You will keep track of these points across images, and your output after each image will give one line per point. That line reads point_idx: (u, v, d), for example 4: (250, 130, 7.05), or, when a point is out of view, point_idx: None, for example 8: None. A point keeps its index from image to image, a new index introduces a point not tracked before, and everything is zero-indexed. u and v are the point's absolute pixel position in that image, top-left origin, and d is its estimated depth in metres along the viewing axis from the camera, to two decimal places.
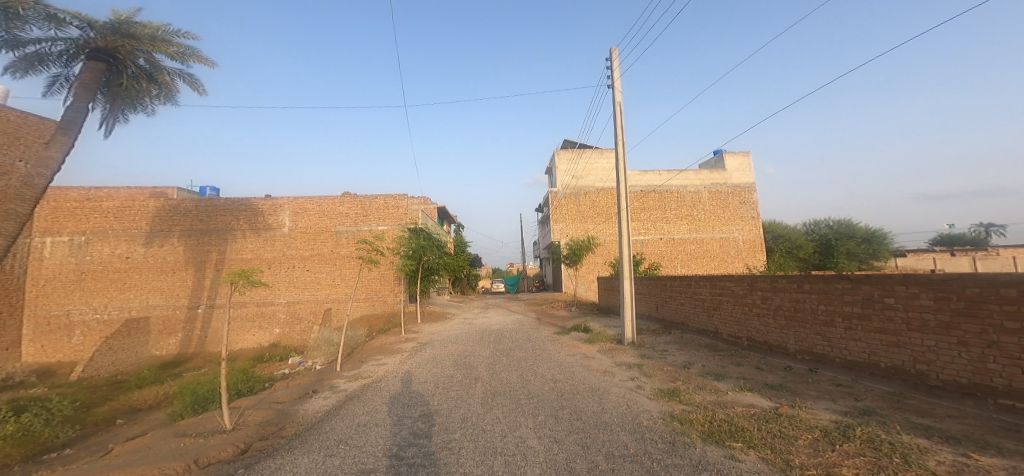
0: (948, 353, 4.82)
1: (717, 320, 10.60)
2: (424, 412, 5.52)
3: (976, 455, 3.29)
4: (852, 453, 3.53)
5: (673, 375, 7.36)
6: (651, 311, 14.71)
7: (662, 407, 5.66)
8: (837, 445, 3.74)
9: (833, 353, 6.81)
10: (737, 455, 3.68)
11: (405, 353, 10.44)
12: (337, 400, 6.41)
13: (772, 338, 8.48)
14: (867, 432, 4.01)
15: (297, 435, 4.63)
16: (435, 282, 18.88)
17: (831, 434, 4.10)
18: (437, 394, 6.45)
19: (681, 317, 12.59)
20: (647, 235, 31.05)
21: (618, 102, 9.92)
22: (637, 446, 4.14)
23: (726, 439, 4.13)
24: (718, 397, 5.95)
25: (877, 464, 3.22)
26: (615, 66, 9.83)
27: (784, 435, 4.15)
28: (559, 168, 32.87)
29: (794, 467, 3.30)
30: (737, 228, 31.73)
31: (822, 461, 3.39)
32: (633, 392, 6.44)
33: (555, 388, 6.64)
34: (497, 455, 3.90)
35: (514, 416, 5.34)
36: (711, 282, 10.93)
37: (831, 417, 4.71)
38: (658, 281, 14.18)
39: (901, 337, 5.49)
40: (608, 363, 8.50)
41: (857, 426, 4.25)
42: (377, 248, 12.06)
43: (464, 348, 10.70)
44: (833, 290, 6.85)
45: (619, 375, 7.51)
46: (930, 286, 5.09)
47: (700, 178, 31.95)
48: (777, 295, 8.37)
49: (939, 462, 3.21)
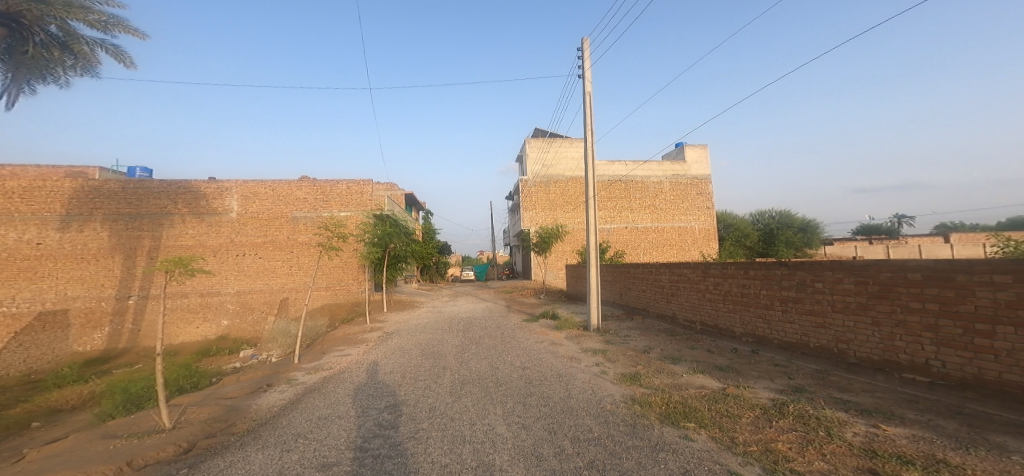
0: (865, 332, 5.33)
1: (675, 305, 11.11)
2: (390, 402, 5.38)
3: (883, 425, 3.68)
4: (785, 428, 3.84)
5: (634, 360, 7.66)
6: (616, 298, 15.18)
7: (624, 390, 5.88)
8: (774, 422, 4.05)
9: (772, 335, 7.35)
10: (690, 435, 3.88)
11: (369, 343, 10.16)
12: (297, 392, 6.15)
13: (722, 322, 9.02)
14: (797, 408, 4.38)
15: (249, 431, 4.35)
16: (402, 270, 18.35)
17: (769, 411, 4.43)
18: (404, 384, 6.29)
19: (643, 303, 13.08)
20: (613, 223, 32.02)
21: (587, 93, 9.92)
22: (601, 429, 4.27)
23: (682, 420, 4.34)
24: (674, 380, 6.26)
25: (806, 438, 3.52)
26: (587, 56, 9.79)
27: (730, 414, 4.44)
28: (530, 156, 32.98)
29: (738, 444, 3.53)
30: (694, 217, 33.18)
31: (762, 437, 3.65)
32: (598, 377, 6.64)
33: (524, 375, 6.70)
34: (466, 443, 3.88)
35: (483, 403, 5.36)
36: (670, 269, 11.41)
37: (769, 395, 5.10)
38: (622, 269, 14.62)
39: (827, 318, 6.03)
40: (575, 349, 8.70)
41: (790, 402, 4.63)
42: (339, 235, 11.48)
43: (432, 336, 10.53)
44: (774, 276, 7.37)
45: (585, 361, 7.70)
46: (853, 270, 5.58)
47: (663, 169, 33.12)
48: (726, 281, 8.88)
49: (854, 433, 3.56)
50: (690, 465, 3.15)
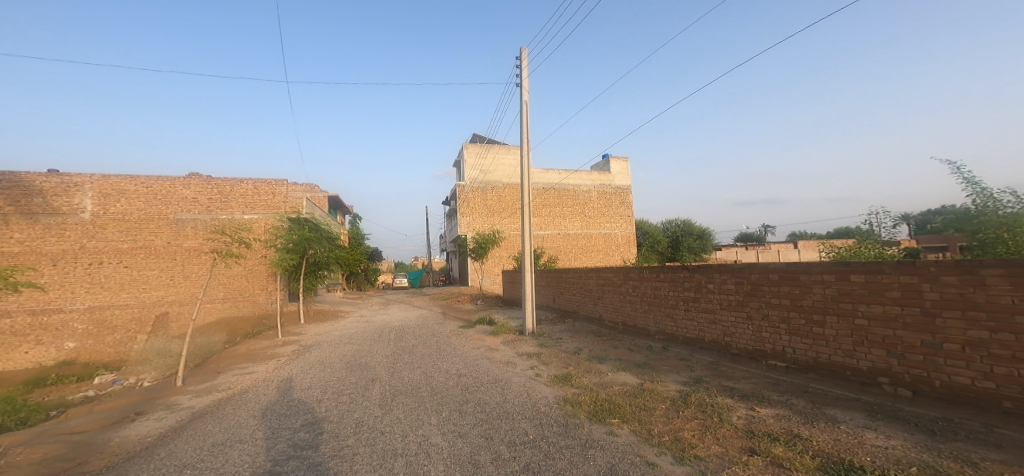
0: (743, 326, 6.20)
1: (601, 307, 11.74)
2: (308, 421, 4.83)
3: (757, 407, 4.32)
4: (690, 417, 4.27)
5: (566, 361, 7.90)
6: (550, 302, 15.58)
7: (557, 392, 6.03)
8: (681, 412, 4.47)
9: (678, 332, 8.13)
10: (615, 430, 4.10)
11: (282, 358, 9.10)
12: (181, 419, 5.19)
13: (639, 322, 9.73)
14: (697, 397, 4.90)
15: (110, 468, 3.54)
16: (322, 278, 16.74)
17: (676, 402, 4.87)
18: (325, 400, 5.69)
19: (573, 306, 13.62)
20: (546, 230, 33.06)
21: (525, 102, 10.16)
22: (536, 431, 4.30)
23: (607, 416, 4.57)
24: (600, 378, 6.58)
25: (705, 425, 3.97)
26: (525, 65, 10.01)
27: (646, 407, 4.79)
28: (468, 161, 32.51)
29: (654, 435, 3.85)
30: (618, 225, 35.50)
31: (673, 427, 4.02)
32: (533, 380, 6.71)
33: (459, 382, 6.50)
34: (397, 456, 3.63)
35: (416, 414, 5.05)
36: (597, 273, 12.03)
37: (676, 387, 5.62)
38: (555, 273, 15.09)
39: (716, 315, 6.86)
40: (510, 354, 8.71)
41: (692, 393, 5.16)
42: (239, 241, 9.97)
43: (358, 347, 9.79)
44: (677, 278, 8.16)
45: (520, 365, 7.73)
46: (733, 273, 6.44)
47: (591, 179, 35.06)
48: (641, 284, 9.62)
49: (738, 417, 4.13)
50: (616, 459, 3.34)
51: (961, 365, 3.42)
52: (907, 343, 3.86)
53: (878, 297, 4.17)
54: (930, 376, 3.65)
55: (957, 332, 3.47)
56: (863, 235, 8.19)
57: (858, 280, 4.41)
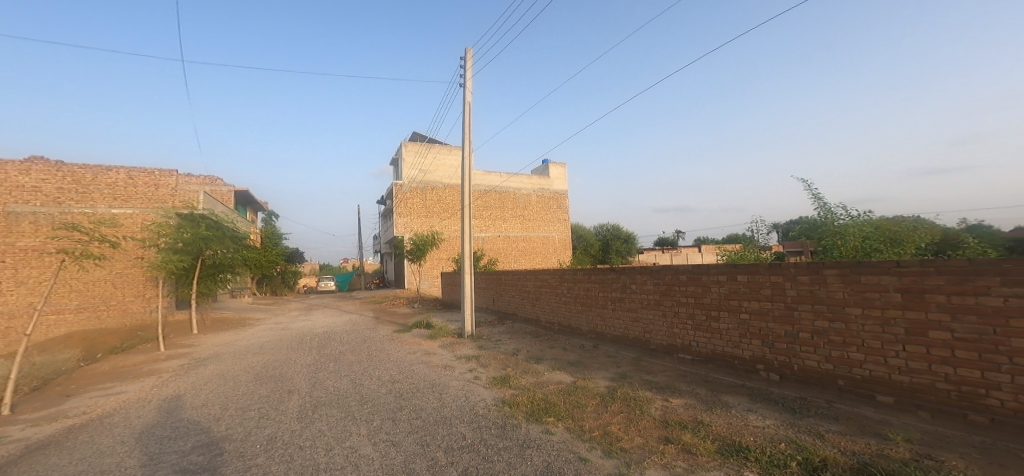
0: (659, 323, 6.68)
1: (539, 309, 11.92)
2: (201, 442, 4.17)
3: (671, 398, 4.70)
4: (616, 411, 4.49)
5: (505, 362, 7.86)
6: (489, 304, 15.50)
7: (496, 393, 5.96)
8: (609, 406, 4.68)
9: (607, 330, 8.51)
10: (550, 429, 4.14)
11: (162, 375, 7.80)
12: (6, 456, 4.16)
13: (573, 322, 10.04)
14: (624, 391, 5.17)
15: None
16: (218, 282, 14.67)
17: (604, 398, 5.09)
18: (226, 418, 4.99)
19: (512, 307, 13.68)
20: (486, 232, 32.97)
21: (468, 103, 10.00)
22: (474, 435, 4.19)
23: (543, 415, 4.60)
24: (537, 378, 6.66)
25: (630, 417, 4.20)
26: (469, 66, 9.87)
27: (579, 404, 4.93)
28: (406, 160, 31.40)
29: (587, 431, 3.95)
30: (556, 228, 36.51)
31: (603, 422, 4.17)
32: (471, 383, 6.56)
33: (392, 389, 6.12)
34: (318, 472, 3.28)
35: (342, 424, 4.62)
36: (535, 275, 12.18)
37: (605, 383, 5.88)
38: (494, 276, 15.05)
39: (638, 313, 7.30)
40: (449, 357, 8.45)
41: (619, 387, 5.43)
42: (102, 239, 8.05)
43: (271, 358, 8.83)
44: (606, 279, 8.53)
45: (459, 369, 7.53)
46: (652, 274, 6.87)
47: (532, 182, 35.74)
48: (575, 285, 9.93)
49: (657, 408, 4.45)
50: (551, 457, 3.36)
51: (811, 350, 4.17)
52: (777, 333, 4.57)
53: (756, 294, 4.86)
54: (789, 362, 4.42)
55: (808, 321, 4.21)
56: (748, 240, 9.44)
57: (742, 280, 5.07)
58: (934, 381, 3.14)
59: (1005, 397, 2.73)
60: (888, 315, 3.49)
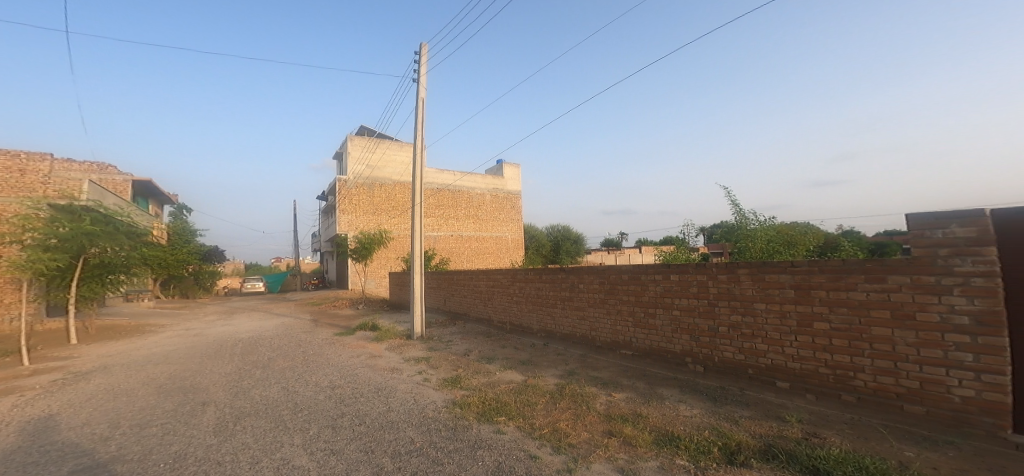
0: (603, 321, 6.95)
1: (491, 308, 11.89)
2: (86, 464, 3.59)
3: (613, 392, 4.91)
4: (564, 407, 4.60)
5: (456, 363, 7.75)
6: (440, 304, 15.22)
7: (446, 395, 5.85)
8: (558, 403, 4.78)
9: (556, 329, 8.70)
10: (501, 428, 4.14)
11: (24, 394, 6.49)
12: None
13: (525, 321, 10.14)
14: (571, 388, 5.31)
15: None
16: (111, 286, 12.67)
17: (553, 395, 5.19)
18: (115, 438, 4.26)
19: (464, 308, 13.54)
20: (438, 231, 32.38)
21: (422, 99, 9.73)
22: (423, 438, 4.07)
23: (495, 415, 4.58)
24: (488, 378, 6.63)
25: (577, 413, 4.32)
26: (423, 62, 9.61)
27: (529, 402, 4.98)
28: (351, 154, 30.02)
29: (537, 428, 4.00)
30: (510, 229, 36.73)
31: (553, 419, 4.25)
32: (420, 385, 6.38)
33: (332, 395, 5.77)
34: None
35: (273, 435, 4.23)
36: (487, 275, 12.12)
37: (554, 380, 6.00)
38: (446, 276, 14.81)
39: (585, 311, 7.53)
40: (396, 360, 8.16)
41: (567, 384, 5.56)
42: None
43: (189, 366, 7.95)
44: (556, 279, 8.69)
45: (407, 371, 7.30)
46: (599, 274, 7.11)
47: (485, 182, 35.65)
48: (526, 285, 10.03)
49: (601, 402, 4.63)
50: (502, 456, 3.35)
51: (727, 342, 4.63)
52: (700, 328, 4.98)
53: (684, 292, 5.22)
54: (711, 354, 4.84)
55: (726, 316, 4.65)
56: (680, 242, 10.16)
57: (674, 278, 5.39)
58: (818, 366, 3.73)
59: (866, 379, 3.37)
60: (784, 308, 4.04)
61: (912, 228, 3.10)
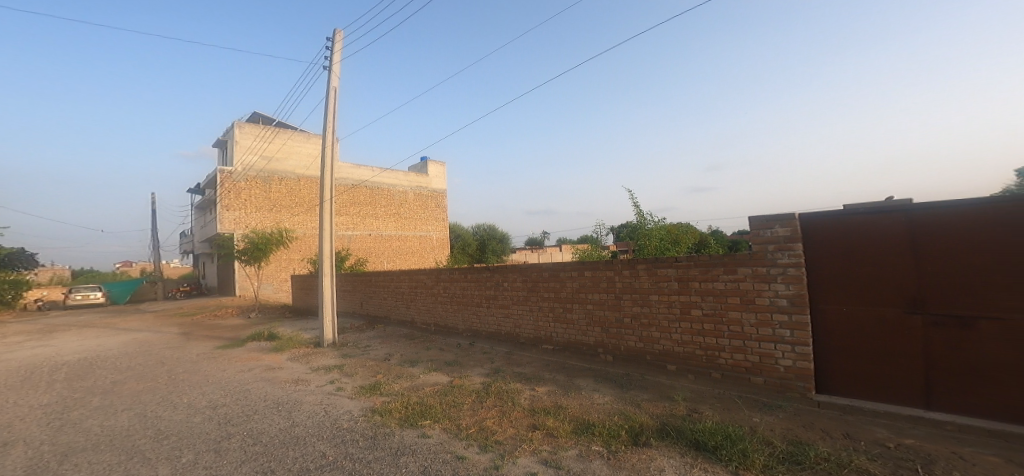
0: (526, 317, 7.13)
1: (413, 310, 11.50)
2: None
3: (536, 386, 5.06)
4: (491, 405, 4.62)
5: (374, 369, 7.35)
6: (356, 308, 14.32)
7: (363, 403, 5.51)
8: (485, 402, 4.78)
9: (482, 327, 8.71)
10: (426, 432, 4.03)
11: None
12: None
13: (450, 321, 9.99)
14: (497, 385, 5.35)
15: None
16: None
17: (480, 394, 5.19)
18: None
19: (383, 311, 12.91)
20: (354, 230, 30.48)
21: (333, 88, 9.04)
22: (336, 450, 3.79)
23: (419, 419, 4.43)
24: (411, 382, 6.40)
25: (502, 410, 4.37)
26: (336, 49, 8.94)
27: (456, 403, 4.91)
28: (240, 144, 26.72)
29: (463, 428, 3.97)
30: (434, 228, 35.90)
31: (479, 418, 4.24)
32: (333, 395, 5.93)
33: (213, 415, 5.04)
34: None
35: (122, 471, 3.53)
36: (409, 275, 11.67)
37: (480, 379, 6.00)
38: (362, 277, 13.98)
39: (509, 308, 7.64)
40: (301, 371, 7.47)
41: (493, 382, 5.60)
42: None
43: (14, 397, 6.33)
44: (481, 279, 8.68)
45: (316, 381, 6.73)
46: (522, 272, 7.25)
47: (408, 179, 34.34)
48: (451, 284, 9.86)
49: (526, 397, 4.74)
50: (427, 461, 3.25)
51: (630, 332, 5.05)
52: (609, 319, 5.36)
53: (597, 287, 5.57)
54: (618, 343, 5.23)
55: (629, 307, 5.07)
56: (592, 240, 10.93)
57: (588, 275, 5.74)
58: (695, 349, 4.29)
59: (726, 357, 3.99)
60: (671, 298, 4.54)
61: (753, 227, 3.75)
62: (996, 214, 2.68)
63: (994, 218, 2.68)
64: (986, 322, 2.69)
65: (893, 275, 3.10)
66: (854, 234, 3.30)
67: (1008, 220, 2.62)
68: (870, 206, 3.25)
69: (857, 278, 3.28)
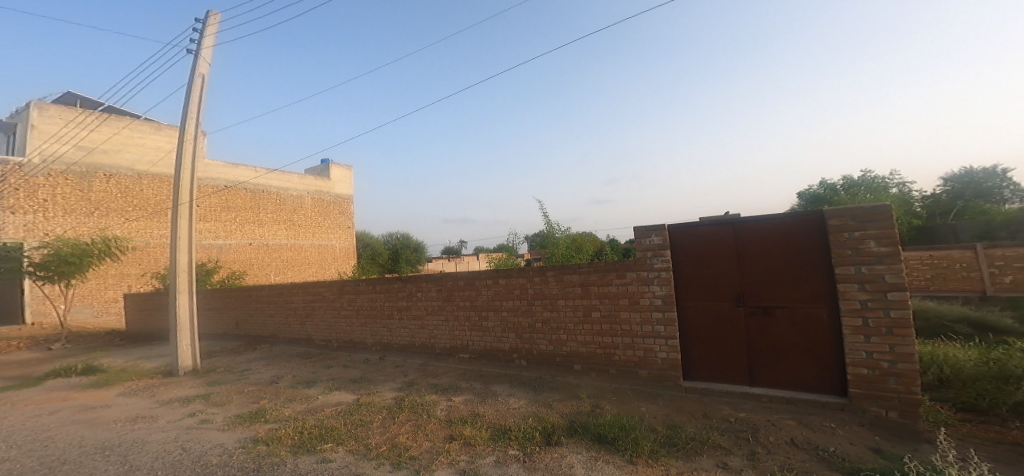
0: (442, 327, 6.89)
1: (309, 327, 10.36)
2: None
3: (453, 397, 4.88)
4: (404, 421, 4.30)
5: (256, 395, 6.40)
6: (231, 328, 12.46)
7: (241, 434, 4.71)
8: (397, 418, 4.44)
9: (394, 340, 8.19)
10: (327, 456, 3.58)
11: None
12: None
13: (355, 336, 9.19)
14: (411, 399, 5.03)
15: None
16: None
17: (391, 410, 4.81)
18: None
19: (270, 329, 11.42)
20: (229, 239, 25.88)
21: (201, 75, 7.86)
22: None
23: (317, 444, 3.92)
24: (308, 404, 5.70)
25: (417, 424, 4.10)
26: (209, 31, 7.80)
27: (364, 422, 4.46)
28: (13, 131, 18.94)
29: (371, 448, 3.63)
30: (335, 236, 33.28)
31: (391, 435, 3.91)
32: (193, 429, 4.98)
33: None
34: None
35: None
36: (304, 288, 10.48)
37: (392, 394, 5.58)
38: (239, 293, 12.21)
39: (424, 319, 7.31)
40: (142, 406, 6.13)
41: (406, 396, 5.25)
42: None
43: None
44: (392, 289, 8.13)
45: (168, 416, 5.61)
46: (436, 281, 6.98)
47: (305, 183, 31.21)
48: (358, 297, 9.06)
49: (441, 409, 4.53)
50: None
51: (541, 336, 5.17)
52: (522, 325, 5.44)
53: (511, 294, 5.59)
54: (531, 347, 5.33)
55: (540, 312, 5.19)
56: (507, 248, 11.15)
57: (502, 282, 5.72)
58: (596, 348, 4.55)
59: (620, 353, 4.30)
60: (577, 302, 4.75)
61: (636, 235, 4.10)
62: (785, 224, 3.41)
63: (784, 227, 3.42)
64: (783, 310, 3.39)
65: (724, 275, 3.73)
66: (699, 242, 3.86)
67: (790, 229, 3.39)
68: (707, 218, 3.85)
69: (702, 278, 3.83)
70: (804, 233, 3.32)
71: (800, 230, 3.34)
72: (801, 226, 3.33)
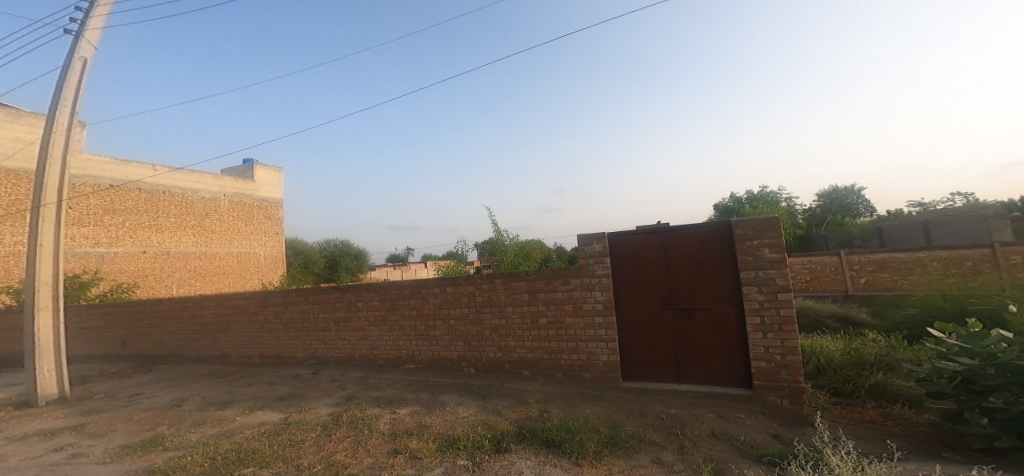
0: (385, 338, 6.47)
1: (225, 343, 9.24)
2: None
3: (397, 409, 4.55)
4: (343, 438, 3.90)
5: (153, 421, 5.51)
6: (120, 348, 10.73)
7: (133, 465, 3.97)
8: (334, 435, 4.01)
9: (329, 353, 7.57)
10: None
11: None
12: None
13: (283, 351, 8.34)
14: (350, 414, 4.61)
15: None
16: None
17: (327, 426, 4.35)
18: None
19: (172, 348, 10.01)
20: (114, 247, 22.00)
21: (84, 57, 6.80)
22: None
23: (236, 469, 3.37)
24: (222, 428, 4.99)
25: (358, 441, 3.73)
26: (98, 5, 6.78)
27: (294, 442, 3.98)
28: None
29: (303, 470, 3.22)
30: (258, 243, 30.53)
31: (326, 454, 3.51)
32: (58, 466, 4.12)
33: None
34: None
35: None
36: (218, 301, 9.35)
37: (328, 411, 5.09)
38: (132, 307, 10.56)
39: (365, 331, 6.82)
40: None
41: (345, 412, 4.80)
42: None
43: None
44: (328, 299, 7.50)
45: (27, 453, 4.62)
46: (379, 289, 6.56)
47: (221, 184, 28.07)
48: (287, 308, 8.23)
49: (385, 422, 4.19)
50: None
51: (490, 344, 5.03)
52: (470, 333, 5.25)
53: (459, 302, 5.39)
54: (479, 355, 5.16)
55: (489, 320, 5.04)
56: (456, 255, 10.90)
57: (450, 290, 5.50)
58: (543, 353, 4.51)
59: (566, 357, 4.30)
60: (525, 308, 4.67)
61: (581, 242, 4.14)
62: (700, 230, 3.64)
63: (699, 233, 3.65)
64: (703, 312, 3.59)
65: (652, 280, 3.88)
66: (630, 249, 4.01)
67: (703, 234, 3.63)
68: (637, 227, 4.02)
69: (634, 283, 3.96)
70: (715, 238, 3.58)
71: (712, 235, 3.59)
72: (712, 231, 3.58)
